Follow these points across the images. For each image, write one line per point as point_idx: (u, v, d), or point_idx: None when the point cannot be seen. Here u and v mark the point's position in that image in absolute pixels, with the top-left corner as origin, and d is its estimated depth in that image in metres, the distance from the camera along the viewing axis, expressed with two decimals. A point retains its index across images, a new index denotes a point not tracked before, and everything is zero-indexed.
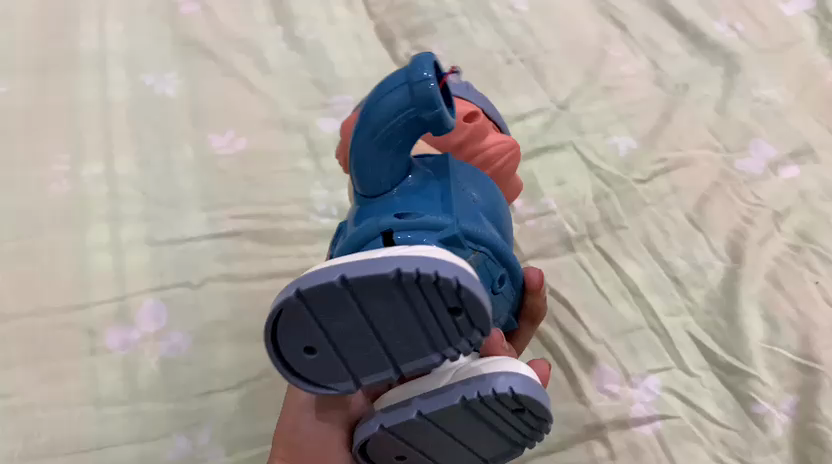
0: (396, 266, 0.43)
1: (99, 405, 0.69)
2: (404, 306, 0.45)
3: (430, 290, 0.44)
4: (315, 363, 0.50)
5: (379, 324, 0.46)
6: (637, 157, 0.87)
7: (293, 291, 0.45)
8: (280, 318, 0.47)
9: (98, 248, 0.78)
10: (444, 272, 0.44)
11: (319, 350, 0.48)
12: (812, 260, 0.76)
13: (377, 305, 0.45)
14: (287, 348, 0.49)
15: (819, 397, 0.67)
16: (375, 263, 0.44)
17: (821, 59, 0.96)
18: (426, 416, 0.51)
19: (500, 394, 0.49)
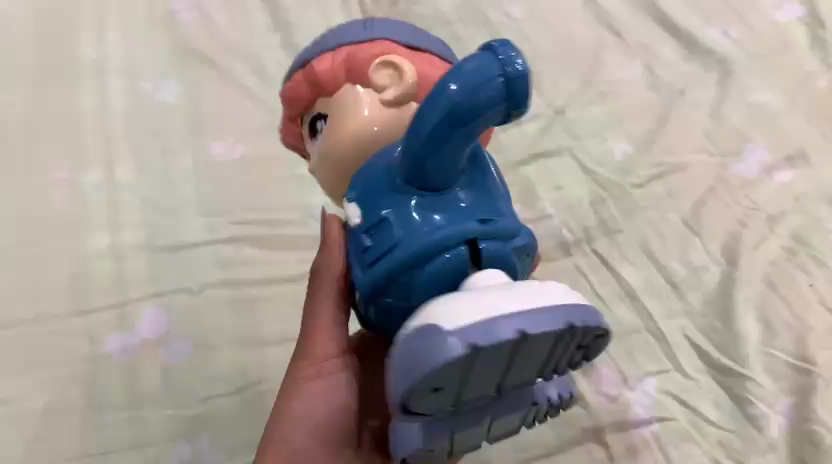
0: (565, 320, 0.43)
1: (101, 411, 0.69)
2: (557, 352, 0.45)
3: (577, 338, 0.45)
4: (430, 400, 0.46)
5: (518, 368, 0.45)
6: (633, 162, 0.88)
7: (447, 353, 0.42)
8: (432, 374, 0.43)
9: (99, 254, 0.79)
10: (588, 321, 0.44)
11: (443, 392, 0.45)
12: (807, 263, 0.77)
13: (538, 354, 0.45)
14: (417, 395, 0.45)
15: (815, 398, 0.68)
16: (553, 317, 0.43)
17: (813, 64, 0.98)
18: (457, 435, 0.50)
19: (550, 399, 0.52)
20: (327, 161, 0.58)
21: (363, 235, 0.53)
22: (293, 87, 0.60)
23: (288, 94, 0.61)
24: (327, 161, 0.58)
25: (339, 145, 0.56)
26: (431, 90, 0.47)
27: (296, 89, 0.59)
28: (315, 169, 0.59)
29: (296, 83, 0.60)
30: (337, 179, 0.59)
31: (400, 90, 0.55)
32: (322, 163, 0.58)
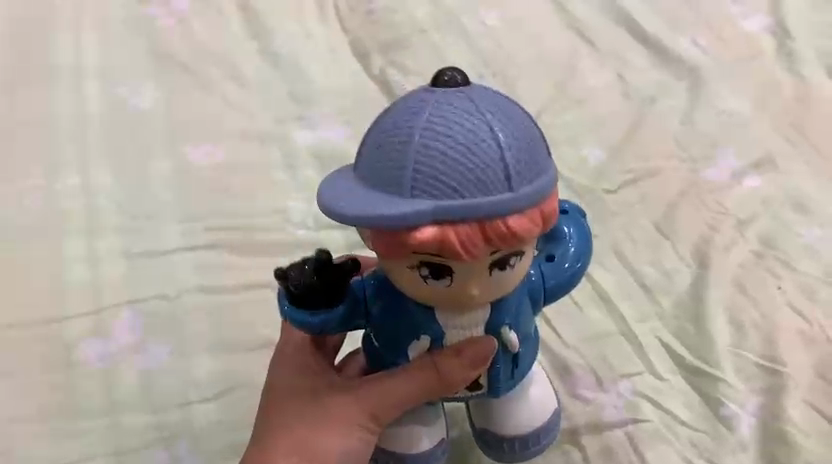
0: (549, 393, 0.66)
1: (78, 418, 0.68)
2: None
3: None
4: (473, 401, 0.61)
5: None
6: (606, 167, 0.89)
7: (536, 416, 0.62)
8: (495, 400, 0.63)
9: (74, 260, 0.78)
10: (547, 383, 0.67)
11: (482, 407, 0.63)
12: (775, 265, 0.79)
13: None
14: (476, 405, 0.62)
15: (784, 398, 0.68)
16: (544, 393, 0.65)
17: (779, 72, 1.01)
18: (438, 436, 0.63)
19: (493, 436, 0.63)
20: (486, 297, 0.51)
21: (511, 361, 0.57)
22: (493, 229, 0.46)
23: (469, 230, 0.46)
24: (490, 293, 0.51)
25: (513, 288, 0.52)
26: (572, 275, 0.58)
27: (496, 229, 0.46)
28: (458, 288, 0.49)
29: (492, 220, 0.46)
30: (469, 306, 0.52)
31: None
32: (480, 298, 0.51)
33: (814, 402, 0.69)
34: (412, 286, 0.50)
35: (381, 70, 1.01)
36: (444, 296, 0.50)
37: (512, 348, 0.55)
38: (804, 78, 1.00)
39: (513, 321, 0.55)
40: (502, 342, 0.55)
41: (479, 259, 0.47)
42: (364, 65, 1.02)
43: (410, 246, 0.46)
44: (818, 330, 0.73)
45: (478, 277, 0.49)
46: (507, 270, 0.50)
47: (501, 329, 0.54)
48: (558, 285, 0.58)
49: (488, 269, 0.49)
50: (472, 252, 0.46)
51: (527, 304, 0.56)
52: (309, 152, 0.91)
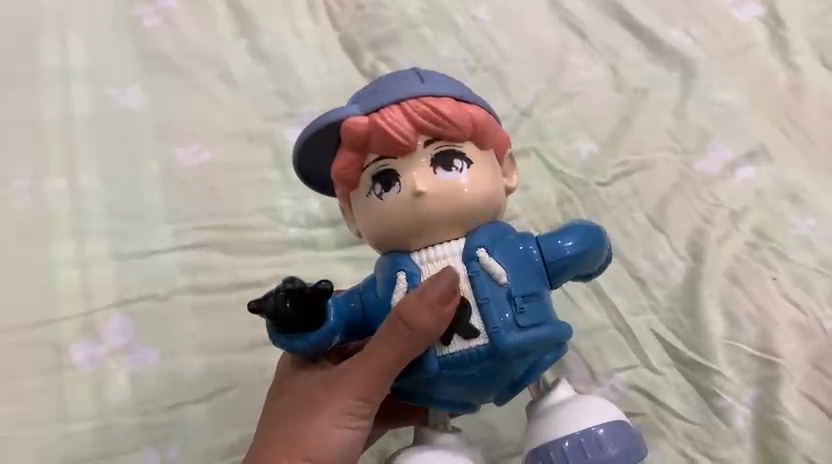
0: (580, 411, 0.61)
1: (68, 421, 0.68)
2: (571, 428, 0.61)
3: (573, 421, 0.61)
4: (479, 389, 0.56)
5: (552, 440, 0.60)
6: (598, 161, 0.89)
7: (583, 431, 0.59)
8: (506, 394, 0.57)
9: (63, 263, 0.78)
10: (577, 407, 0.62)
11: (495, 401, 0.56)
12: (769, 257, 0.78)
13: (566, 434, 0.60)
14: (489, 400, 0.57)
15: (780, 390, 0.68)
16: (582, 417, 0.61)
17: (772, 63, 1.00)
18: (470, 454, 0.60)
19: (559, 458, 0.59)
20: (437, 202, 0.54)
21: (503, 299, 0.54)
22: (414, 109, 0.54)
23: (394, 113, 0.54)
24: (443, 196, 0.54)
25: (470, 200, 0.54)
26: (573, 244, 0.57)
27: (416, 108, 0.54)
28: (405, 187, 0.54)
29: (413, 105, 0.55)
30: (428, 226, 0.54)
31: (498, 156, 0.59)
32: (430, 199, 0.54)
33: (810, 393, 0.68)
34: (373, 212, 0.55)
35: (371, 67, 1.01)
36: (400, 208, 0.54)
37: (498, 282, 0.54)
38: (797, 68, 0.99)
39: (493, 250, 0.55)
40: (481, 267, 0.54)
41: (408, 140, 0.54)
42: (356, 63, 1.02)
43: (353, 148, 0.55)
44: (814, 320, 0.73)
45: (420, 168, 0.54)
46: (450, 171, 0.54)
47: (477, 253, 0.54)
48: (558, 255, 0.56)
49: (429, 167, 0.54)
50: (401, 133, 0.54)
51: (520, 256, 0.55)
52: None
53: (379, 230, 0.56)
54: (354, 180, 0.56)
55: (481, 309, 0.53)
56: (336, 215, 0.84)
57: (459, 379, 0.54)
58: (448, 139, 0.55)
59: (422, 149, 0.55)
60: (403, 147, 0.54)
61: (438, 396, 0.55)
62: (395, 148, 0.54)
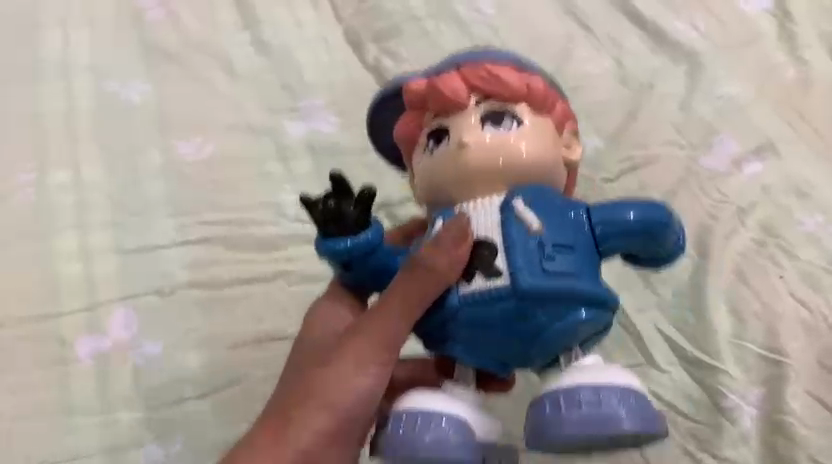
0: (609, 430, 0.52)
1: (71, 415, 0.67)
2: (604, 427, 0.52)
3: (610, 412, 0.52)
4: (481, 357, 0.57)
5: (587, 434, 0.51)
6: (603, 156, 0.88)
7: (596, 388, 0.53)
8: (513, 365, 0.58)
9: (65, 256, 0.77)
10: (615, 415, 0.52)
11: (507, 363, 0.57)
12: (776, 253, 0.78)
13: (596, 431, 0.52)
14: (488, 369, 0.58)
15: (786, 390, 0.67)
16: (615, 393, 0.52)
17: (779, 57, 0.99)
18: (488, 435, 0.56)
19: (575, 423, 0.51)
20: (485, 156, 0.56)
21: (531, 245, 0.54)
22: (472, 74, 0.58)
23: (450, 77, 0.58)
24: (481, 151, 0.56)
25: (511, 157, 0.56)
26: (622, 206, 0.57)
27: (473, 73, 0.58)
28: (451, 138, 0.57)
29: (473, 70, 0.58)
30: (469, 180, 0.57)
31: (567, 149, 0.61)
32: (472, 152, 0.56)
33: (817, 393, 0.68)
34: (425, 164, 0.59)
35: (374, 59, 1.00)
36: (443, 157, 0.58)
37: (526, 226, 0.55)
38: (805, 62, 0.98)
39: (526, 196, 0.56)
40: (515, 216, 0.55)
41: (459, 96, 0.57)
42: (358, 55, 1.01)
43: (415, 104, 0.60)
44: (821, 319, 0.72)
45: (465, 122, 0.57)
46: (502, 129, 0.57)
47: (514, 203, 0.55)
48: (604, 218, 0.57)
49: (478, 124, 0.57)
50: (453, 90, 0.57)
51: (554, 210, 0.56)
52: (301, 144, 0.90)
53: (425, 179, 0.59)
54: (412, 134, 0.61)
55: (508, 248, 0.54)
56: None
57: (476, 320, 0.54)
58: (501, 103, 0.58)
59: (472, 107, 0.58)
60: (456, 108, 0.58)
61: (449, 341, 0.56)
62: (448, 106, 0.58)
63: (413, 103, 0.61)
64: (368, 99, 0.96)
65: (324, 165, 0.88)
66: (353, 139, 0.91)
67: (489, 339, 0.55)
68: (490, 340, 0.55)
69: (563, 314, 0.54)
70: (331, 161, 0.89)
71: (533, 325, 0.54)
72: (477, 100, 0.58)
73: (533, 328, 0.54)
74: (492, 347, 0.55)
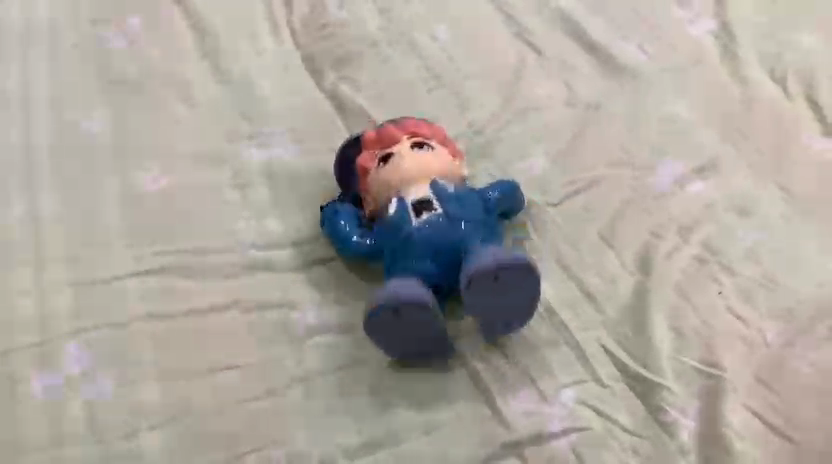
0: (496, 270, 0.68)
1: (23, 452, 0.68)
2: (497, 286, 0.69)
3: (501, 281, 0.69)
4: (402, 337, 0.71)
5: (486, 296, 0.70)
6: (551, 178, 0.91)
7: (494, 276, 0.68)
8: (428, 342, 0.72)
9: (21, 291, 0.78)
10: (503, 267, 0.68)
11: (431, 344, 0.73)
12: (716, 270, 0.80)
13: (494, 288, 0.69)
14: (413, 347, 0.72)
15: (723, 403, 0.70)
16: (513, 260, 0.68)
17: (723, 77, 1.03)
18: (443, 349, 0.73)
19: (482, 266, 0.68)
20: (419, 168, 0.79)
21: (453, 216, 0.76)
22: (407, 126, 0.83)
23: (391, 129, 0.82)
24: (415, 165, 0.79)
25: (435, 169, 0.80)
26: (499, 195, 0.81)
27: (407, 125, 0.83)
28: (396, 159, 0.80)
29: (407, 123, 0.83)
30: (409, 184, 0.79)
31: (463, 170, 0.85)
32: (411, 168, 0.79)
33: (752, 406, 0.70)
34: (379, 179, 0.81)
35: (331, 85, 1.02)
36: (392, 172, 0.80)
37: (430, 211, 0.76)
38: (748, 82, 1.02)
39: (445, 182, 0.79)
40: (441, 189, 0.78)
41: (399, 139, 0.81)
42: (317, 80, 1.03)
43: (368, 141, 0.83)
44: (757, 333, 0.75)
45: (405, 152, 0.80)
46: (426, 151, 0.81)
47: (439, 183, 0.78)
48: (494, 201, 0.81)
49: (412, 148, 0.81)
50: (394, 136, 0.82)
51: (451, 196, 0.78)
52: (258, 171, 0.92)
53: (383, 193, 0.80)
54: (367, 163, 0.82)
55: (419, 230, 0.76)
56: (296, 235, 0.85)
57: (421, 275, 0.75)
58: (426, 136, 0.83)
59: (406, 143, 0.81)
60: (397, 146, 0.81)
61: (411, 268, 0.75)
62: (390, 143, 0.82)
63: (369, 141, 0.83)
64: (324, 124, 0.97)
65: (279, 192, 0.90)
66: (309, 165, 0.93)
67: (424, 317, 0.69)
68: (414, 337, 0.71)
69: (495, 273, 0.68)
70: (285, 188, 0.90)
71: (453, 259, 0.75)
72: (408, 135, 0.82)
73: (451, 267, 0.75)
74: (411, 336, 0.71)
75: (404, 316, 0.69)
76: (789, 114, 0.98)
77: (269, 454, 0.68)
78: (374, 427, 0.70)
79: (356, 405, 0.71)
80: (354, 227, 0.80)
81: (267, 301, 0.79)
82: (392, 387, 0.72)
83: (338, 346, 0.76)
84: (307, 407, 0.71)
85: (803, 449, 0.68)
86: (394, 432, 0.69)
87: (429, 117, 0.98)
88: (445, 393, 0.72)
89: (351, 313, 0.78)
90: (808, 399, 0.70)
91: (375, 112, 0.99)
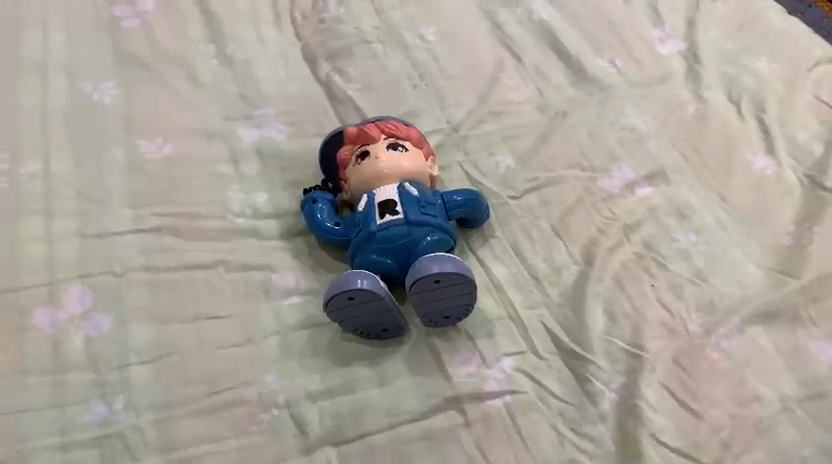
0: (435, 273, 0.77)
1: (27, 375, 0.77)
2: (438, 290, 0.79)
3: (440, 285, 0.78)
4: (363, 323, 0.81)
5: (427, 295, 0.79)
6: (514, 174, 1.01)
7: (435, 278, 0.77)
8: (388, 331, 0.82)
9: (32, 237, 0.88)
10: (444, 270, 0.77)
11: (389, 333, 0.82)
12: (651, 265, 0.90)
13: (436, 293, 0.79)
14: (373, 332, 0.82)
15: (642, 379, 0.80)
16: (453, 264, 0.78)
17: (683, 94, 1.13)
18: (396, 335, 0.83)
19: (424, 270, 0.77)
20: (391, 167, 0.88)
21: (414, 214, 0.85)
22: (383, 126, 0.92)
23: (370, 128, 0.91)
24: (388, 163, 0.89)
25: (406, 167, 0.89)
26: (462, 198, 0.89)
27: (383, 125, 0.92)
28: (372, 156, 0.89)
29: (383, 124, 0.92)
30: (381, 180, 0.88)
31: (434, 169, 0.94)
32: (384, 164, 0.89)
33: (667, 383, 0.80)
34: (356, 173, 0.90)
35: (325, 75, 1.12)
36: (367, 169, 0.89)
37: (392, 213, 0.84)
38: (705, 101, 1.12)
39: (412, 184, 0.88)
40: (405, 192, 0.87)
41: (376, 138, 0.91)
42: (312, 70, 1.13)
43: (349, 139, 0.92)
44: (680, 322, 0.85)
45: (380, 151, 0.90)
46: (399, 152, 0.90)
47: (404, 186, 0.87)
48: (457, 202, 0.89)
49: (387, 148, 0.90)
50: (371, 135, 0.91)
51: (413, 200, 0.86)
52: (251, 148, 1.01)
53: (360, 188, 0.90)
54: (347, 160, 0.91)
55: (381, 229, 0.84)
56: (281, 208, 0.95)
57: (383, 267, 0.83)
58: (400, 136, 0.92)
59: (382, 142, 0.91)
60: (374, 145, 0.91)
61: (371, 259, 0.84)
62: (368, 141, 0.91)
63: (349, 138, 0.92)
64: (315, 111, 1.07)
65: (270, 168, 0.99)
66: (298, 146, 1.02)
67: (377, 307, 0.79)
68: (370, 321, 0.80)
69: (436, 277, 0.77)
70: (275, 165, 1.00)
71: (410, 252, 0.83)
72: (384, 136, 0.91)
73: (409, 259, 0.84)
74: (367, 320, 0.80)
75: (360, 303, 0.78)
76: (738, 131, 1.07)
77: (243, 392, 0.78)
78: (335, 377, 0.80)
79: (322, 357, 0.81)
80: (328, 216, 0.89)
81: (250, 263, 0.89)
82: (355, 345, 0.82)
83: (312, 307, 0.86)
84: (279, 356, 0.81)
85: (707, 421, 0.77)
86: (353, 382, 0.79)
87: (411, 111, 1.08)
88: (401, 353, 0.82)
89: (324, 280, 0.88)
90: (716, 381, 0.80)
91: (363, 102, 1.09)
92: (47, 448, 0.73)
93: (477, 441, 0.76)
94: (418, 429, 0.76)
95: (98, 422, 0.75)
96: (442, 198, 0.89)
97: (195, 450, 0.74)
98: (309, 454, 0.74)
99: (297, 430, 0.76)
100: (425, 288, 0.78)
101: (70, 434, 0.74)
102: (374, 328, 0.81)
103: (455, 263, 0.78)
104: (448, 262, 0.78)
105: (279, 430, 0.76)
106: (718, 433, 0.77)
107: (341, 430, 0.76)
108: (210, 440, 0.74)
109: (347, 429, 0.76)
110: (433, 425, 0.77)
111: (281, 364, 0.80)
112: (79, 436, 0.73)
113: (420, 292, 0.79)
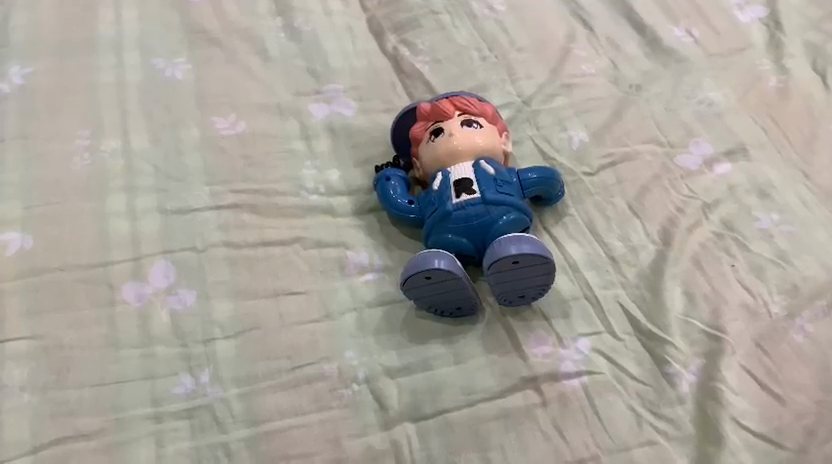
0: (514, 255, 0.77)
1: (118, 348, 0.80)
2: (514, 271, 0.78)
3: (518, 265, 0.77)
4: (438, 301, 0.81)
5: (503, 275, 0.79)
6: (588, 150, 0.99)
7: (513, 260, 0.77)
8: (462, 310, 0.83)
9: (116, 214, 0.91)
10: (523, 251, 0.76)
11: (462, 311, 0.83)
12: (731, 245, 0.88)
13: (512, 274, 0.78)
14: (447, 311, 0.83)
15: (722, 362, 0.78)
16: (532, 245, 0.77)
17: (765, 64, 1.08)
18: (471, 313, 0.83)
19: (503, 252, 0.77)
20: (467, 144, 0.88)
21: (490, 193, 0.84)
22: (456, 101, 0.91)
23: (444, 103, 0.90)
24: (463, 139, 0.88)
25: (482, 145, 0.88)
26: (537, 175, 0.88)
27: (457, 100, 0.90)
28: (446, 133, 0.88)
29: (456, 99, 0.91)
30: (456, 158, 0.87)
31: (507, 145, 0.93)
32: (459, 141, 0.88)
33: (747, 367, 0.78)
34: (429, 150, 0.89)
35: (393, 49, 1.11)
36: (442, 146, 0.88)
37: (468, 193, 0.84)
38: (787, 71, 1.07)
39: (488, 162, 0.87)
40: (482, 170, 0.86)
41: (450, 114, 0.89)
42: (379, 43, 1.12)
43: (422, 114, 0.91)
44: (762, 305, 0.83)
45: (454, 127, 0.89)
46: (473, 129, 0.89)
47: (480, 164, 0.86)
48: (534, 181, 0.88)
49: (461, 125, 0.89)
50: (445, 110, 0.90)
51: (489, 179, 0.85)
52: (322, 123, 1.02)
53: (433, 167, 0.89)
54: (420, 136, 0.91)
55: (457, 208, 0.83)
56: (354, 185, 0.96)
57: (458, 247, 0.83)
58: (473, 111, 0.90)
59: (456, 119, 0.90)
60: (448, 120, 0.89)
61: (446, 238, 0.83)
62: (442, 117, 0.90)
63: (422, 114, 0.91)
64: (384, 85, 1.07)
65: (341, 144, 1.00)
66: (369, 122, 1.02)
67: (451, 287, 0.79)
68: (445, 299, 0.81)
69: (514, 258, 0.77)
70: (347, 140, 1.00)
71: (486, 231, 0.83)
72: (458, 112, 0.90)
73: (484, 238, 0.83)
74: (441, 297, 0.80)
75: (437, 281, 0.78)
76: (823, 104, 1.03)
77: (323, 367, 0.79)
78: (412, 354, 0.81)
79: (398, 334, 0.82)
80: (401, 193, 0.89)
81: (326, 241, 0.90)
82: (430, 323, 0.83)
83: (387, 284, 0.87)
84: (356, 332, 0.83)
85: (790, 406, 0.76)
86: (429, 360, 0.80)
87: (481, 85, 1.06)
88: (476, 331, 0.83)
89: (398, 257, 0.89)
90: (799, 366, 0.78)
91: (431, 76, 1.08)
92: (140, 418, 0.76)
93: (554, 421, 0.76)
94: (495, 407, 0.77)
95: (186, 393, 0.77)
96: (518, 176, 0.88)
97: (279, 423, 0.76)
98: (389, 430, 0.76)
99: (375, 406, 0.77)
100: (501, 268, 0.78)
101: (162, 405, 0.77)
102: (448, 306, 0.82)
103: (533, 246, 0.77)
104: (527, 243, 0.77)
105: (359, 405, 0.77)
106: (802, 419, 0.75)
107: (420, 407, 0.77)
108: (292, 413, 0.76)
109: (425, 406, 0.77)
110: (509, 404, 0.77)
111: (359, 341, 0.82)
112: (171, 407, 0.76)
113: (496, 272, 0.78)
